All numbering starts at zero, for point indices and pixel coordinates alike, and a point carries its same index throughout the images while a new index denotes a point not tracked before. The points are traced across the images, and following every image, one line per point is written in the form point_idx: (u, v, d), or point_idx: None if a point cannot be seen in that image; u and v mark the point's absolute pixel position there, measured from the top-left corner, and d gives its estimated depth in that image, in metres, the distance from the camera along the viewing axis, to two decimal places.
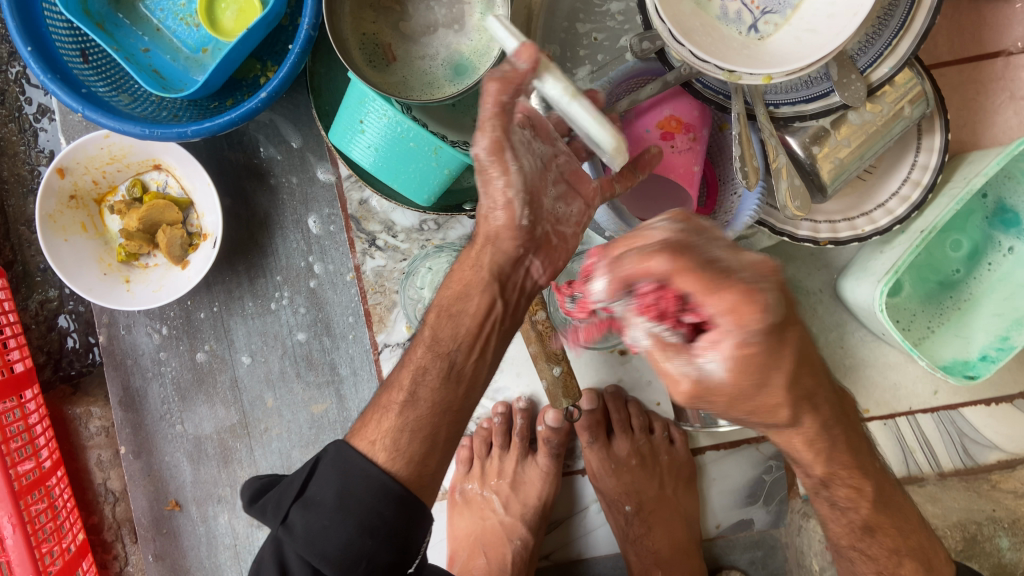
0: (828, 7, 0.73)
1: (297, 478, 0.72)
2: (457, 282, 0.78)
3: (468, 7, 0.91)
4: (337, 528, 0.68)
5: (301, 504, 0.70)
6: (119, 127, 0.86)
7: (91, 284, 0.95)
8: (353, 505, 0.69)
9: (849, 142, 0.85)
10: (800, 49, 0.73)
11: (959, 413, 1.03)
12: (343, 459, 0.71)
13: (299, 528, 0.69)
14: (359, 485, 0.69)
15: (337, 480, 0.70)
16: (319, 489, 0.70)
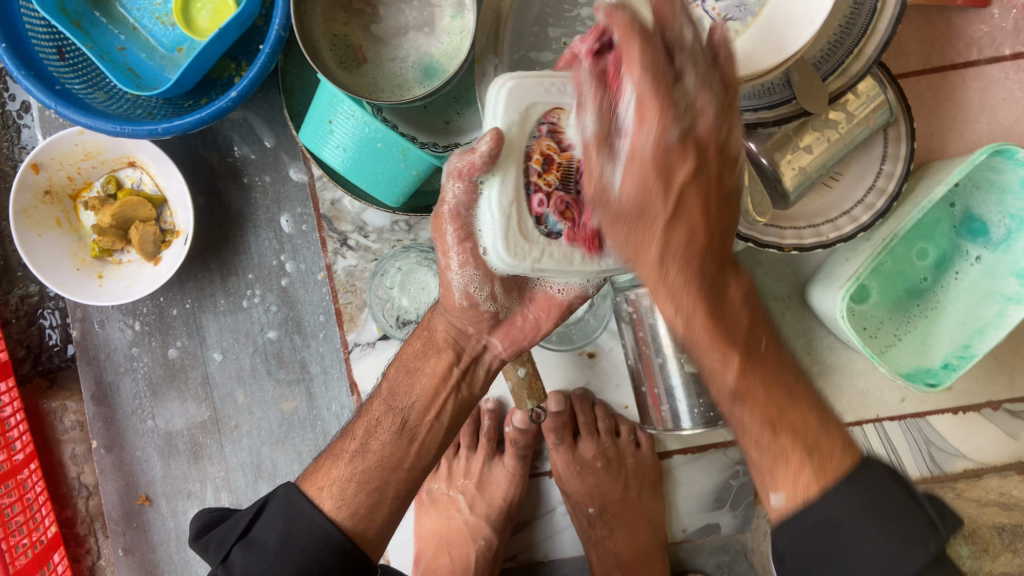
0: (785, 14, 0.71)
1: (242, 516, 0.74)
2: (421, 338, 0.81)
3: (439, 11, 0.92)
4: (274, 572, 0.68)
5: (245, 542, 0.71)
6: (91, 124, 0.87)
7: (63, 279, 0.96)
8: (294, 553, 0.69)
9: (813, 148, 0.86)
10: (757, 56, 0.71)
11: (926, 420, 1.03)
12: (291, 504, 0.73)
13: (237, 565, 0.70)
14: (302, 534, 0.71)
15: (281, 524, 0.71)
16: (263, 530, 0.71)
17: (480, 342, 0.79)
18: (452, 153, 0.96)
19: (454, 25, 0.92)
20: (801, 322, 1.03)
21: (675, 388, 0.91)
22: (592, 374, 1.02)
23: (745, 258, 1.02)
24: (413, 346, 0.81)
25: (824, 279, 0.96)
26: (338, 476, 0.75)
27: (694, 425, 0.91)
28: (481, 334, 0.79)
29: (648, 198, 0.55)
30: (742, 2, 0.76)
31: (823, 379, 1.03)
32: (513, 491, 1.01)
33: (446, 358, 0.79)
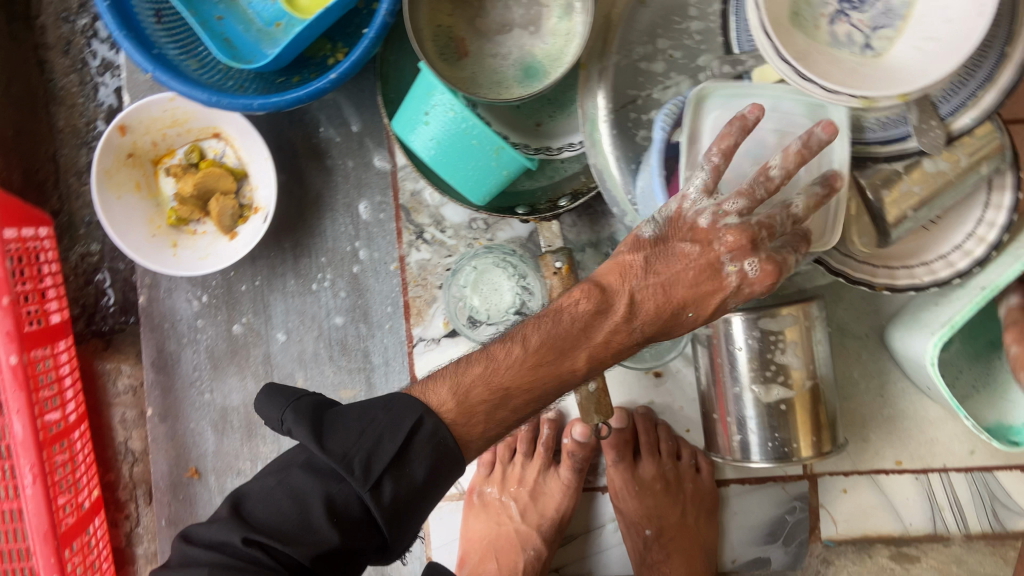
0: (942, 11, 0.69)
1: (382, 440, 0.66)
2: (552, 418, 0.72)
3: (546, 11, 0.90)
4: (421, 501, 0.67)
5: (391, 471, 0.65)
6: (187, 91, 0.85)
7: (139, 245, 0.95)
8: (437, 480, 0.68)
9: (920, 189, 0.79)
10: (925, 62, 0.68)
11: (993, 475, 1.00)
12: (440, 443, 0.67)
13: (388, 497, 0.65)
14: (447, 467, 0.67)
15: (429, 460, 0.67)
16: (406, 464, 0.66)
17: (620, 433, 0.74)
18: (542, 156, 0.95)
19: (561, 27, 0.89)
20: (876, 361, 1.01)
21: (747, 420, 0.88)
22: (656, 393, 1.02)
23: (830, 292, 1.00)
24: None
25: (909, 322, 0.94)
26: (484, 421, 0.69)
27: (763, 459, 0.87)
28: None
29: None
30: (888, 8, 0.73)
31: (892, 424, 1.01)
32: (566, 503, 0.99)
33: None
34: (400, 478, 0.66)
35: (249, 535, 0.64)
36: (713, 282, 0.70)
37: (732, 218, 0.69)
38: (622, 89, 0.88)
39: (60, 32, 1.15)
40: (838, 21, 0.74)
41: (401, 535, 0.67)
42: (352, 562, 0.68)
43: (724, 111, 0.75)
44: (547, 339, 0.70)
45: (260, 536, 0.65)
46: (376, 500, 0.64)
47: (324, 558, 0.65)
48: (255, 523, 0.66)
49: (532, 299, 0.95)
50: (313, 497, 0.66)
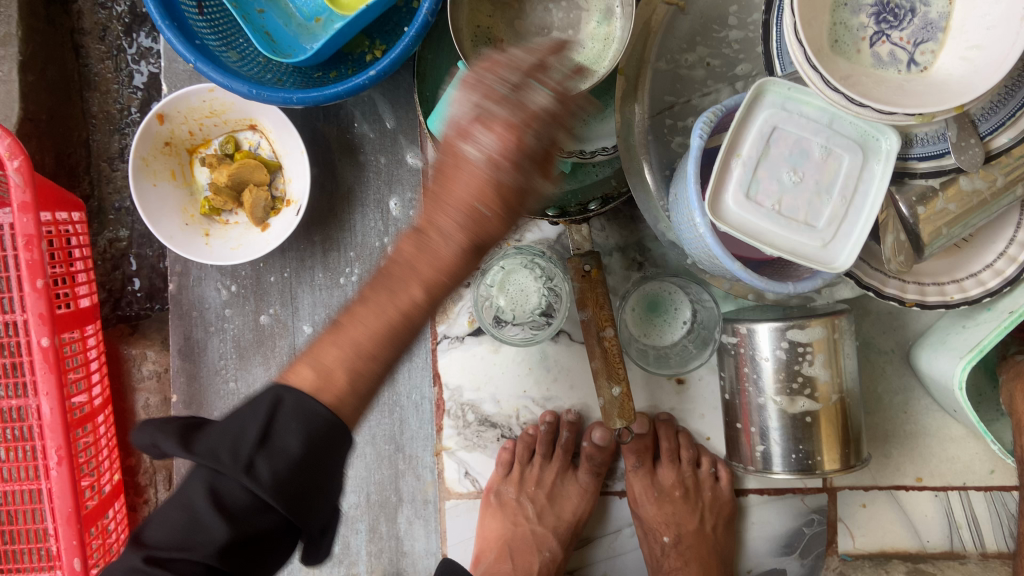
0: (983, 18, 0.70)
1: (247, 424, 0.55)
2: None
3: (586, 15, 0.90)
4: (307, 477, 0.55)
5: (264, 452, 0.54)
6: (226, 82, 0.86)
7: (172, 232, 0.96)
8: (320, 451, 0.55)
9: (955, 207, 0.80)
10: (976, 72, 0.69)
11: (1012, 495, 0.99)
12: (306, 410, 0.55)
13: (262, 479, 0.53)
14: (328, 433, 0.55)
15: (302, 429, 0.55)
16: (274, 439, 0.54)
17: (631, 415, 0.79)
18: (576, 160, 0.92)
19: (600, 32, 0.90)
20: (900, 378, 1.00)
21: (771, 430, 0.88)
22: (678, 401, 1.02)
23: (857, 305, 1.00)
24: None
25: (935, 341, 0.94)
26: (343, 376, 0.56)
27: (785, 470, 0.87)
28: None
29: None
30: (927, 22, 0.74)
31: (913, 441, 1.00)
32: (583, 506, 1.01)
33: None
34: (275, 457, 0.54)
35: (151, 555, 0.54)
36: (456, 172, 0.52)
37: (466, 114, 0.52)
38: (659, 95, 0.89)
39: (96, 18, 1.16)
40: (879, 42, 0.74)
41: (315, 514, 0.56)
42: (277, 555, 0.57)
43: (780, 110, 0.78)
44: (380, 288, 0.56)
45: (161, 552, 0.54)
46: (257, 486, 0.53)
47: (230, 555, 0.54)
48: (149, 544, 0.56)
49: (557, 300, 0.97)
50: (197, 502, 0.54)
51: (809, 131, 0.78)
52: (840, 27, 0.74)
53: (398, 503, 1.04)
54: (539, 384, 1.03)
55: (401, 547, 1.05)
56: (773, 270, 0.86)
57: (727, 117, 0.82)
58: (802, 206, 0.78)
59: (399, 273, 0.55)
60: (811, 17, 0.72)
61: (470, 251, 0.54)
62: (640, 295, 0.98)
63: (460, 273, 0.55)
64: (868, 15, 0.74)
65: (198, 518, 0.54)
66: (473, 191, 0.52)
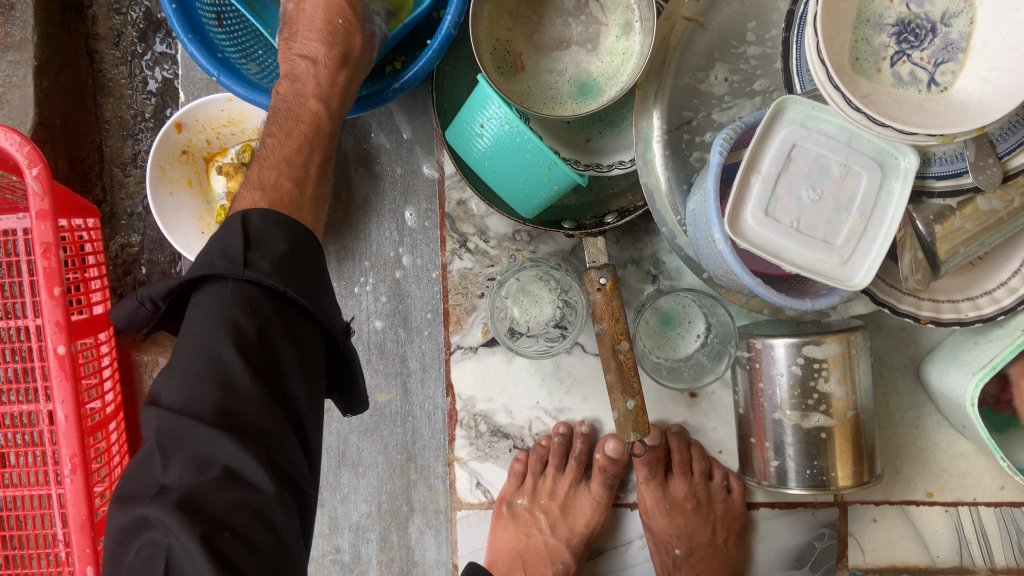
0: (1004, 40, 0.70)
1: (226, 242, 0.61)
2: None
3: (604, 29, 0.91)
4: (297, 263, 0.63)
5: (256, 252, 0.61)
6: (250, 96, 0.87)
7: (189, 240, 0.96)
8: (299, 250, 0.64)
9: (971, 226, 0.80)
10: (996, 97, 0.70)
11: (1022, 511, 1.00)
12: (274, 215, 0.64)
13: (264, 270, 0.60)
14: (303, 236, 0.65)
15: (283, 234, 0.63)
16: (255, 240, 0.61)
17: None
18: (591, 173, 0.95)
19: (619, 46, 0.90)
20: (912, 394, 1.01)
21: (786, 446, 0.88)
22: (690, 414, 1.02)
23: (868, 320, 1.00)
24: None
25: (947, 358, 0.94)
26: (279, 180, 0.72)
27: (800, 486, 0.87)
28: None
29: None
30: (948, 42, 0.74)
31: (925, 457, 1.01)
32: (596, 519, 1.01)
33: None
34: (266, 253, 0.61)
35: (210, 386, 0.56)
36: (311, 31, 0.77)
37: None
38: (677, 110, 0.89)
39: (111, 23, 1.16)
40: (900, 62, 0.74)
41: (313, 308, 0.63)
42: (307, 369, 0.62)
43: (800, 127, 0.78)
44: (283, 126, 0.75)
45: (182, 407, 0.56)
46: (261, 275, 0.59)
47: (257, 371, 0.58)
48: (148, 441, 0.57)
49: (572, 313, 0.97)
50: (217, 326, 0.58)
51: (828, 148, 0.78)
52: (861, 44, 0.74)
53: (410, 513, 1.05)
54: (552, 395, 1.03)
55: (412, 557, 1.05)
56: (789, 286, 0.86)
57: (746, 134, 0.82)
58: (820, 224, 0.78)
59: (291, 104, 0.75)
60: (833, 37, 0.73)
61: (338, 57, 0.76)
62: (655, 307, 0.98)
63: (338, 80, 0.76)
64: (890, 35, 0.74)
65: (233, 334, 0.58)
66: (326, 13, 0.76)
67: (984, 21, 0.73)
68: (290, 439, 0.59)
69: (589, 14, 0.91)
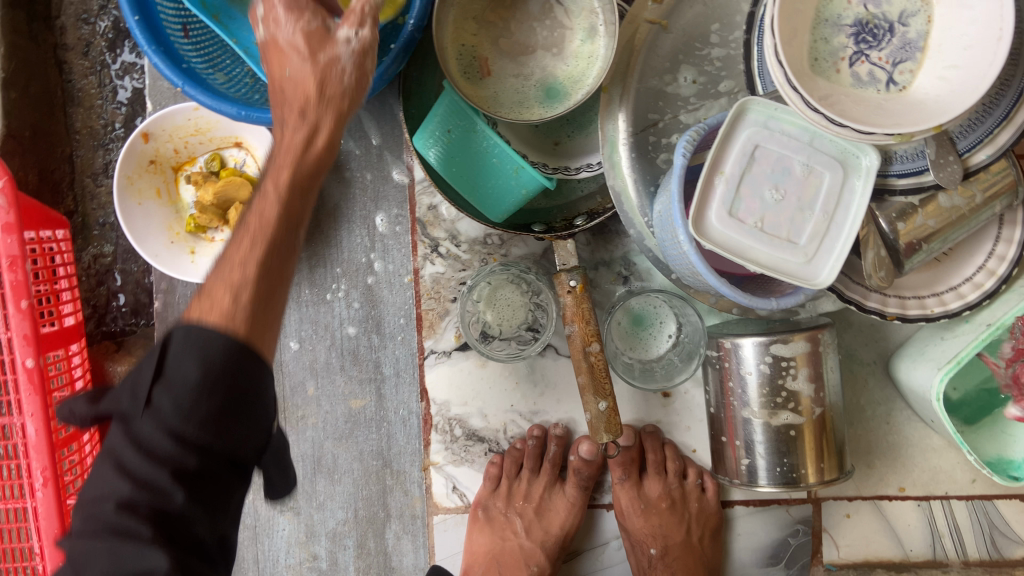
0: (960, 38, 0.71)
1: (147, 364, 0.59)
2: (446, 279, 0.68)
3: (570, 33, 0.91)
4: (205, 398, 0.57)
5: (162, 385, 0.58)
6: (215, 105, 0.86)
7: (157, 250, 0.96)
8: (215, 376, 0.57)
9: (934, 222, 0.81)
10: (953, 93, 0.71)
11: (993, 503, 1.01)
12: (193, 337, 0.58)
13: (166, 410, 0.57)
14: (223, 360, 0.58)
15: (197, 356, 0.58)
16: (172, 367, 0.58)
17: None
18: (559, 176, 0.96)
19: (584, 50, 0.90)
20: (882, 389, 1.02)
21: (756, 444, 0.89)
22: (663, 413, 1.03)
23: (837, 318, 1.01)
24: None
25: (914, 353, 0.95)
26: (225, 301, 0.61)
27: (771, 483, 0.88)
28: None
29: None
30: (905, 42, 0.75)
31: (896, 451, 1.02)
32: (571, 521, 1.01)
33: None
34: (175, 385, 0.57)
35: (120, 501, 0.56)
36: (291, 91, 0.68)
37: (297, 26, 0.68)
38: (643, 113, 0.90)
39: (79, 34, 1.16)
40: (858, 62, 0.75)
41: (233, 436, 0.59)
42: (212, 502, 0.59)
43: (762, 128, 0.79)
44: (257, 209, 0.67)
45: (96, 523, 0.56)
46: (165, 413, 0.57)
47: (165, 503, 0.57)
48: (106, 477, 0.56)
49: (545, 316, 0.98)
50: (120, 455, 0.58)
51: (790, 148, 0.79)
52: (820, 44, 0.75)
53: (386, 519, 1.05)
54: (526, 398, 1.03)
55: (389, 562, 1.05)
56: (755, 286, 0.87)
57: (710, 136, 0.83)
58: (784, 223, 0.79)
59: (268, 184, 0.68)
60: (791, 38, 0.73)
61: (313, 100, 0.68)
62: (626, 308, 0.99)
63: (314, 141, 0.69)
64: (848, 36, 0.75)
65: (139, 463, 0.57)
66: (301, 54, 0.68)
67: (941, 21, 0.73)
68: (199, 564, 0.58)
69: (555, 18, 0.92)
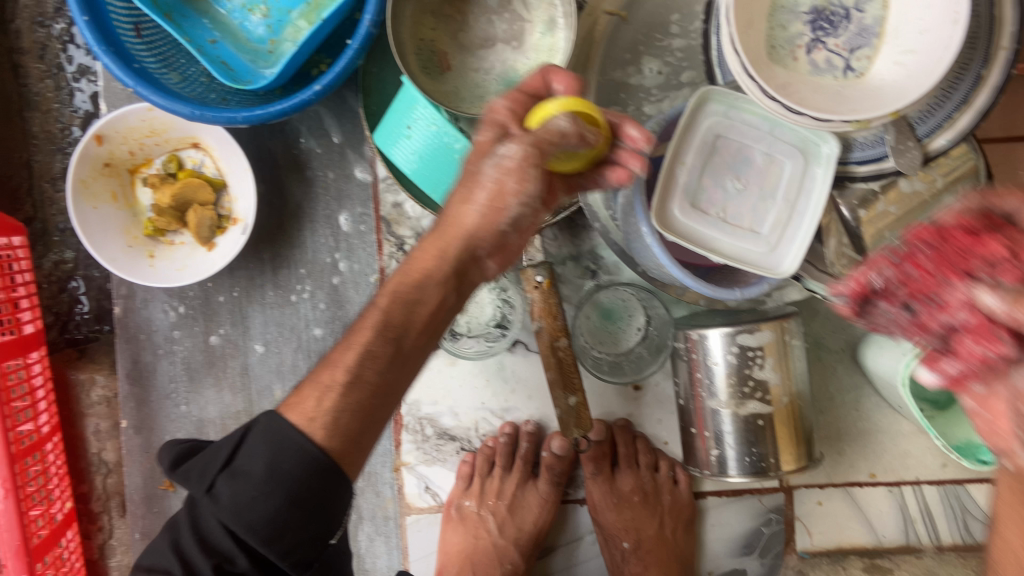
0: (916, 22, 0.71)
1: (225, 447, 0.64)
2: (420, 268, 0.67)
3: (528, 25, 0.90)
4: (262, 501, 0.60)
5: (229, 474, 0.62)
6: (169, 105, 0.85)
7: (115, 255, 0.94)
8: (282, 477, 0.61)
9: (896, 209, 0.80)
10: (909, 77, 0.70)
11: (964, 488, 1.01)
12: (272, 436, 0.62)
13: (225, 501, 0.61)
14: (289, 468, 0.61)
15: (268, 455, 0.61)
16: (246, 460, 0.62)
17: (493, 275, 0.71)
18: None
19: (545, 42, 0.89)
20: (851, 376, 1.02)
21: (725, 434, 0.89)
22: (635, 407, 1.02)
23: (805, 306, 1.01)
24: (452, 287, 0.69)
25: (880, 339, 0.95)
26: (310, 406, 0.63)
27: (740, 473, 0.88)
28: (485, 255, 0.69)
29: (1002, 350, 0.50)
30: (862, 27, 0.75)
31: (867, 438, 1.02)
32: (544, 517, 1.01)
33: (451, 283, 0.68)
34: (241, 479, 0.61)
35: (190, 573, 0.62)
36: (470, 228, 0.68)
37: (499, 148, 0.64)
38: (605, 105, 0.89)
39: (35, 37, 1.11)
40: (816, 50, 0.75)
41: (290, 544, 0.61)
42: None
43: (723, 118, 0.78)
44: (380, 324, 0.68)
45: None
46: (223, 504, 0.61)
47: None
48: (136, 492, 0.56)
49: (511, 312, 0.99)
50: (191, 531, 0.63)
51: (751, 138, 0.79)
52: (777, 32, 0.75)
53: (358, 521, 1.03)
54: (497, 395, 1.03)
55: (363, 565, 1.04)
56: (722, 277, 0.86)
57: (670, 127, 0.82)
58: (745, 213, 0.79)
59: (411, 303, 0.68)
60: (746, 26, 0.73)
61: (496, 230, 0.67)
62: (594, 302, 0.99)
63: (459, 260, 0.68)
64: (804, 24, 0.75)
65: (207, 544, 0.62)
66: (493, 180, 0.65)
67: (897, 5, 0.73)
68: None
69: (513, 11, 0.91)
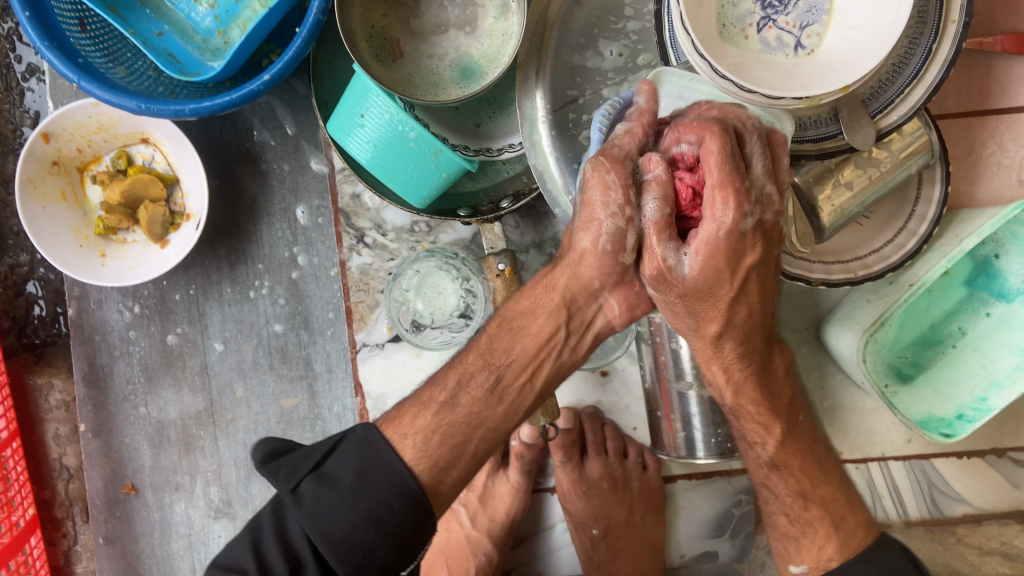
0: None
1: (318, 450, 0.69)
2: (527, 298, 0.73)
3: (481, 11, 0.89)
4: (345, 509, 0.64)
5: (318, 476, 0.66)
6: (114, 100, 0.82)
7: (66, 256, 0.92)
8: (368, 492, 0.64)
9: (852, 185, 0.81)
10: (858, 51, 0.70)
11: (930, 462, 1.02)
12: (369, 448, 0.67)
13: (309, 499, 0.64)
14: (378, 481, 0.65)
15: (359, 464, 0.66)
16: (336, 466, 0.66)
17: (595, 305, 0.74)
18: (482, 158, 0.95)
19: (497, 28, 0.89)
20: (815, 355, 1.02)
21: (692, 417, 0.89)
22: (602, 393, 1.02)
23: None
24: (518, 304, 0.73)
25: (842, 318, 0.95)
26: (407, 425, 0.69)
27: (708, 454, 0.89)
28: (602, 290, 0.73)
29: (716, 278, 0.69)
30: (811, 5, 0.74)
31: (833, 416, 1.03)
32: (516, 507, 1.00)
33: (559, 318, 0.72)
34: (331, 482, 0.65)
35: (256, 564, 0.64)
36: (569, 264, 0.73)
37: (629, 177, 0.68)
38: (562, 89, 0.88)
39: None
40: (766, 27, 0.75)
41: (363, 559, 0.64)
42: None
43: (678, 99, 0.78)
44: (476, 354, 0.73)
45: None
46: (307, 499, 0.64)
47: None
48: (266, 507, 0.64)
49: (475, 301, 0.97)
50: (262, 532, 0.66)
51: None
52: (728, 10, 0.74)
53: None
54: None
55: None
56: None
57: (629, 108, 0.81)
58: None
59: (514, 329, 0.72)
60: (696, 4, 0.72)
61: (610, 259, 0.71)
62: None
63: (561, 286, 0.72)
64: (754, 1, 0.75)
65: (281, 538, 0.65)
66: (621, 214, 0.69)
67: None
68: None
69: None
